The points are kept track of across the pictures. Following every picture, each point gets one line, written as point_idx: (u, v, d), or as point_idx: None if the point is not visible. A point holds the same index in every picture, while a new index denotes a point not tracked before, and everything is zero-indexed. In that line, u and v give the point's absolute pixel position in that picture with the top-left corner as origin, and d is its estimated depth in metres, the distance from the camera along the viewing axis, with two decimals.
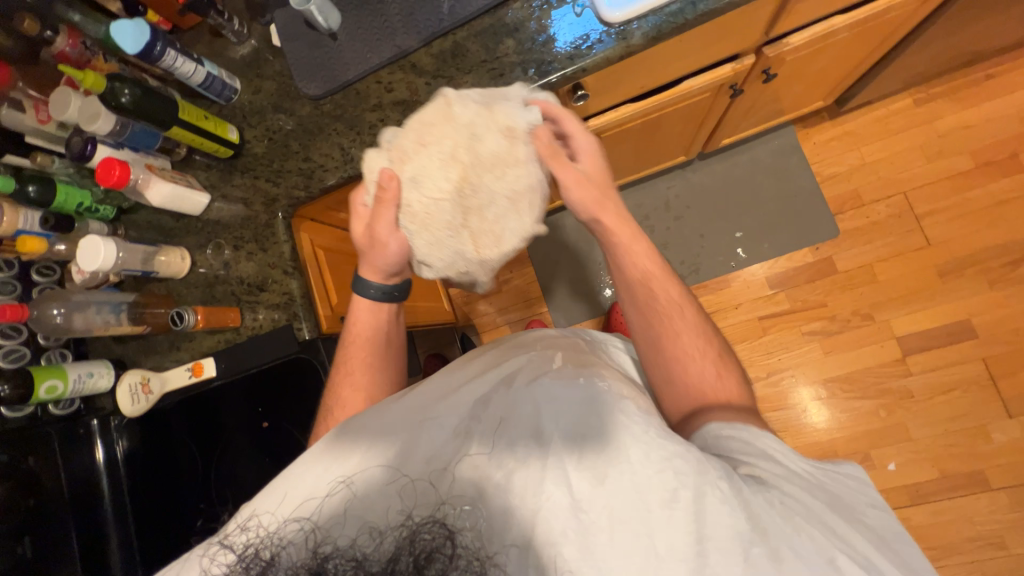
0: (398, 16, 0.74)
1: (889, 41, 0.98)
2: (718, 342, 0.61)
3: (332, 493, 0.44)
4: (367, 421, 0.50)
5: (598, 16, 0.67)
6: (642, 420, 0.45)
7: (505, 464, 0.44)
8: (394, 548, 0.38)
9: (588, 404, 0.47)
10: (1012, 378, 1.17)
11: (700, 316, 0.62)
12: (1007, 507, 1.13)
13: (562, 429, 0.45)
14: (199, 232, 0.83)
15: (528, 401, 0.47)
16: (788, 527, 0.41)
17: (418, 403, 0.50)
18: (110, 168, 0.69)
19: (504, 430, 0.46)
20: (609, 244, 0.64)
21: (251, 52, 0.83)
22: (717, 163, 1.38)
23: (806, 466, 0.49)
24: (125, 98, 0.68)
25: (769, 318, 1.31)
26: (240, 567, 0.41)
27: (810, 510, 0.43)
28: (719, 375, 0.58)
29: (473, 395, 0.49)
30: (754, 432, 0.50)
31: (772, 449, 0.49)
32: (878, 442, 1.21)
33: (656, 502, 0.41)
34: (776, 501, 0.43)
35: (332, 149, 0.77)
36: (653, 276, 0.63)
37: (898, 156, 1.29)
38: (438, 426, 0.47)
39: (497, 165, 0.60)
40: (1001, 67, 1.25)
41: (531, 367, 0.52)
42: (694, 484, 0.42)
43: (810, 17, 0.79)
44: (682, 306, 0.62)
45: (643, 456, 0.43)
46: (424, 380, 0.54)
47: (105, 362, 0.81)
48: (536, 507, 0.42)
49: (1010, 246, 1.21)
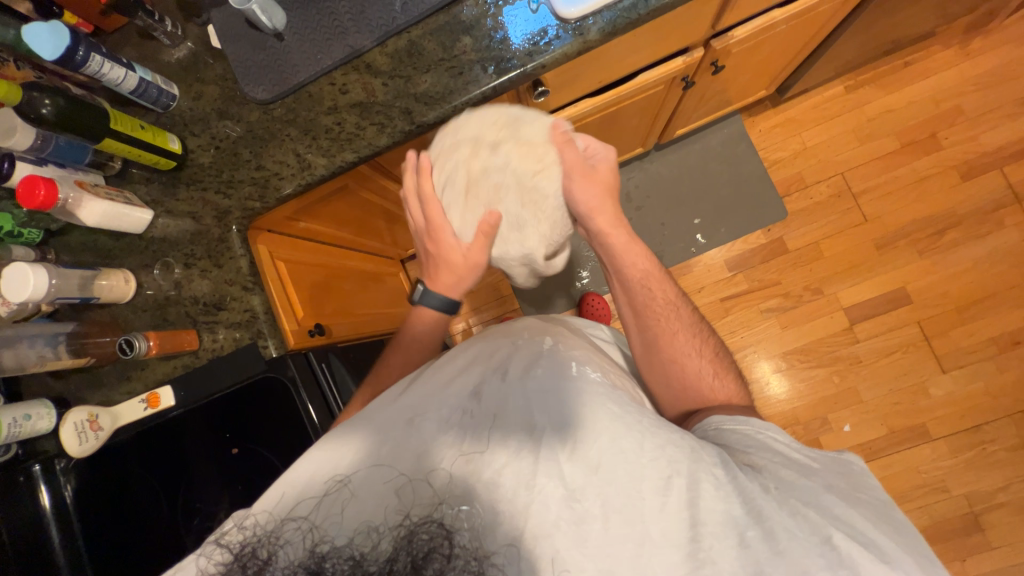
0: (348, 15, 0.71)
1: (821, 33, 1.04)
2: (712, 341, 0.66)
3: (327, 492, 0.43)
4: (359, 420, 0.49)
5: (554, 12, 0.67)
6: (636, 411, 0.47)
7: (499, 458, 0.43)
8: (392, 548, 0.37)
9: (579, 394, 0.47)
10: (943, 338, 1.29)
11: (697, 320, 0.66)
12: (947, 454, 1.24)
13: (554, 419, 0.45)
14: (143, 251, 0.77)
15: (521, 394, 0.47)
16: (786, 512, 0.42)
17: (409, 401, 0.49)
18: (34, 187, 0.62)
19: (497, 422, 0.46)
20: (609, 251, 0.67)
21: (188, 56, 0.77)
22: (672, 153, 1.43)
23: (813, 460, 0.49)
24: (47, 109, 0.62)
25: (730, 299, 1.37)
26: (235, 566, 0.39)
27: (810, 494, 0.44)
28: (717, 376, 0.62)
29: (466, 387, 0.49)
30: (756, 431, 0.52)
31: (771, 445, 0.50)
32: (833, 406, 1.30)
33: (650, 490, 0.42)
34: (773, 487, 0.44)
35: (286, 156, 0.74)
36: (651, 278, 0.66)
37: (835, 140, 1.38)
38: (430, 422, 0.46)
39: (528, 149, 0.61)
40: (918, 54, 1.37)
41: (522, 357, 0.52)
42: (688, 470, 0.43)
43: (751, 11, 0.83)
44: (677, 308, 0.66)
45: (638, 445, 0.44)
46: (416, 377, 0.53)
47: (44, 401, 0.72)
48: (530, 501, 0.41)
49: (934, 217, 1.33)
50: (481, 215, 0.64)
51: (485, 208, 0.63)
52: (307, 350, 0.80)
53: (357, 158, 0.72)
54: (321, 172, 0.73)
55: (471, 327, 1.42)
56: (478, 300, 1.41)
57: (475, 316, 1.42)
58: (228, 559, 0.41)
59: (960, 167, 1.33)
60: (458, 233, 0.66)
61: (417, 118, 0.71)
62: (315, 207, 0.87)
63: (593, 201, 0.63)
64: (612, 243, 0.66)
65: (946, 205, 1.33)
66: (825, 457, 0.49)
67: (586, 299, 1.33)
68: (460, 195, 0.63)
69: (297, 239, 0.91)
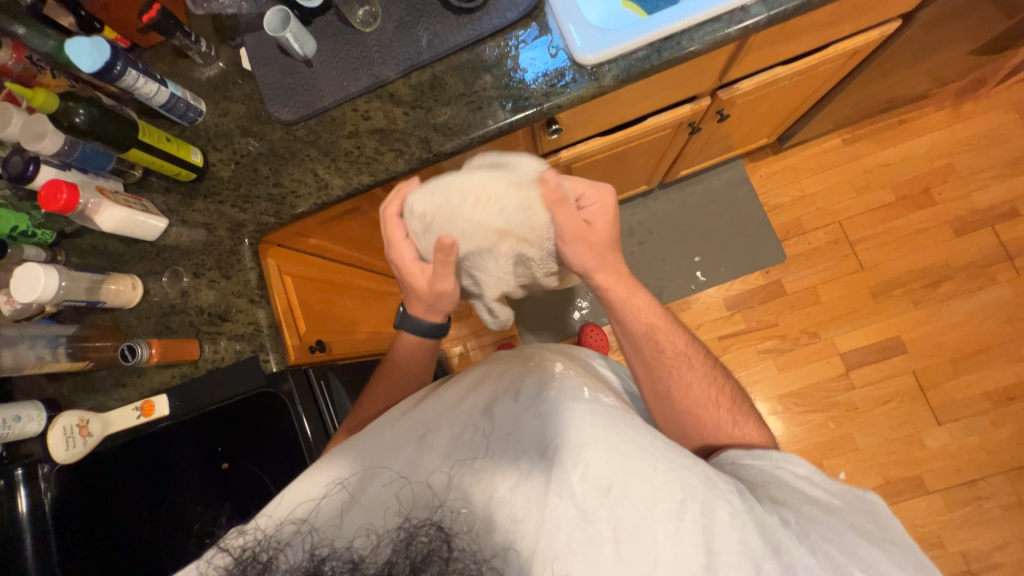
0: (376, 48, 0.75)
1: (822, 89, 1.09)
2: (728, 387, 0.65)
3: (328, 495, 0.44)
4: (369, 436, 0.49)
5: (572, 58, 0.71)
6: (649, 433, 0.47)
7: (509, 477, 0.43)
8: (391, 550, 0.37)
9: (592, 415, 0.47)
10: (939, 389, 1.30)
11: (711, 366, 0.65)
12: (943, 508, 1.23)
13: (566, 439, 0.45)
14: (154, 258, 0.78)
15: (534, 415, 0.48)
16: (804, 546, 0.42)
17: (421, 419, 0.50)
18: (57, 191, 0.64)
19: (508, 441, 0.46)
20: (613, 305, 0.66)
21: (218, 75, 0.81)
22: (675, 192, 1.47)
23: (833, 498, 0.48)
24: (80, 118, 0.65)
25: (728, 337, 1.39)
26: (235, 567, 0.39)
27: (829, 531, 0.44)
28: (736, 423, 0.61)
29: (477, 405, 0.50)
30: (774, 466, 0.52)
31: (790, 483, 0.50)
32: (829, 452, 1.29)
33: (663, 513, 0.42)
34: (792, 521, 0.44)
35: (305, 175, 0.76)
36: (657, 330, 0.65)
37: (833, 189, 1.43)
38: (440, 439, 0.47)
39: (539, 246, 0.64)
40: (912, 113, 1.43)
41: (535, 379, 0.53)
42: (702, 496, 0.43)
43: (757, 67, 0.88)
44: (688, 356, 0.64)
45: (652, 467, 0.44)
46: (427, 398, 0.54)
47: (35, 403, 0.71)
48: (541, 522, 0.41)
49: (928, 269, 1.36)
50: (482, 243, 0.61)
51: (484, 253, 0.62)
52: (308, 367, 0.80)
53: (374, 182, 0.74)
54: (338, 192, 0.75)
55: (468, 351, 1.42)
56: (477, 324, 1.41)
57: (474, 340, 1.42)
58: (227, 562, 0.40)
59: (954, 223, 1.37)
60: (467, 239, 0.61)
61: (435, 147, 0.73)
62: (327, 225, 0.89)
63: (593, 266, 0.64)
64: (615, 297, 0.65)
65: (940, 258, 1.36)
66: (848, 493, 0.49)
67: (585, 329, 1.34)
68: (511, 242, 0.61)
69: (305, 254, 0.92)
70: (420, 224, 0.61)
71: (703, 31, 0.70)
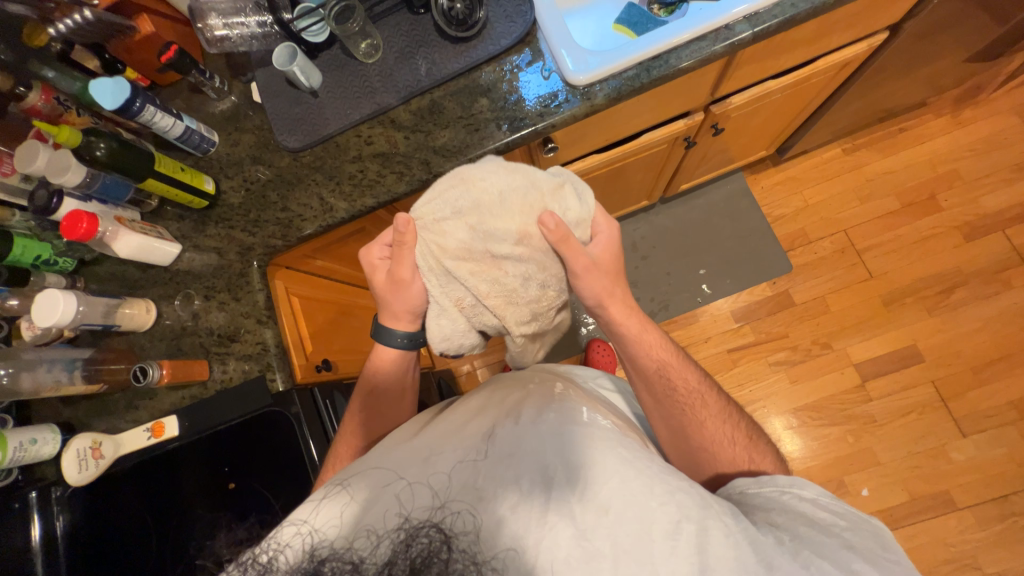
0: (377, 77, 0.79)
1: (816, 100, 1.11)
2: (744, 425, 0.63)
3: (331, 497, 0.45)
4: (373, 452, 0.50)
5: (564, 79, 0.74)
6: (647, 457, 0.47)
7: (508, 495, 0.43)
8: (390, 552, 0.38)
9: (589, 438, 0.47)
10: (960, 399, 1.25)
11: (725, 404, 0.64)
12: (975, 526, 1.17)
13: (565, 459, 0.45)
14: (168, 282, 0.81)
15: (535, 436, 0.47)
16: (799, 564, 0.41)
17: (424, 436, 0.50)
18: (77, 220, 0.67)
19: (510, 460, 0.45)
20: (626, 340, 0.66)
21: (231, 108, 0.85)
22: (678, 207, 1.48)
23: (837, 518, 0.46)
24: (101, 151, 0.69)
25: (738, 350, 1.37)
26: (236, 568, 0.41)
27: (826, 547, 0.42)
28: (755, 461, 0.59)
29: (480, 425, 0.50)
30: (779, 490, 0.50)
31: (793, 507, 0.48)
32: (850, 468, 1.25)
33: (660, 534, 0.41)
34: (787, 540, 0.43)
35: (310, 199, 0.79)
36: (669, 366, 0.65)
37: (836, 199, 1.42)
38: (441, 453, 0.47)
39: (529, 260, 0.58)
40: (912, 120, 1.44)
41: (536, 401, 0.53)
42: (698, 517, 0.42)
43: (747, 82, 0.90)
44: (703, 393, 0.64)
45: (647, 488, 0.43)
46: (431, 420, 0.54)
47: (51, 427, 0.74)
48: (540, 538, 0.41)
49: (941, 275, 1.34)
50: (514, 188, 0.56)
51: (498, 232, 0.56)
52: (312, 386, 0.81)
53: (376, 204, 0.77)
54: (342, 215, 0.77)
55: (475, 370, 1.42)
56: None
57: (480, 359, 1.42)
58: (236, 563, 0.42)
59: (963, 229, 1.36)
60: (502, 189, 0.56)
61: (435, 168, 0.76)
62: (333, 248, 0.92)
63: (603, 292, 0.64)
64: (628, 332, 0.66)
65: (952, 265, 1.34)
66: (851, 513, 0.46)
67: (591, 345, 1.34)
68: (530, 247, 0.57)
69: (312, 277, 0.95)
70: (493, 167, 0.58)
71: (691, 49, 0.72)
